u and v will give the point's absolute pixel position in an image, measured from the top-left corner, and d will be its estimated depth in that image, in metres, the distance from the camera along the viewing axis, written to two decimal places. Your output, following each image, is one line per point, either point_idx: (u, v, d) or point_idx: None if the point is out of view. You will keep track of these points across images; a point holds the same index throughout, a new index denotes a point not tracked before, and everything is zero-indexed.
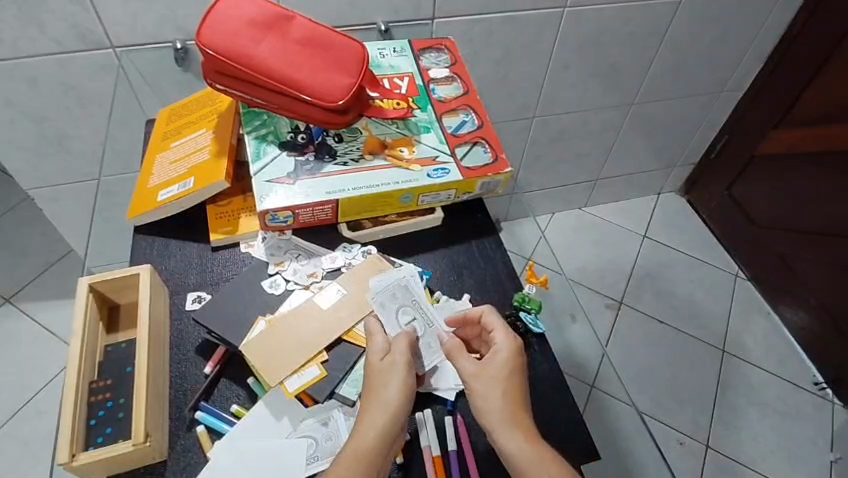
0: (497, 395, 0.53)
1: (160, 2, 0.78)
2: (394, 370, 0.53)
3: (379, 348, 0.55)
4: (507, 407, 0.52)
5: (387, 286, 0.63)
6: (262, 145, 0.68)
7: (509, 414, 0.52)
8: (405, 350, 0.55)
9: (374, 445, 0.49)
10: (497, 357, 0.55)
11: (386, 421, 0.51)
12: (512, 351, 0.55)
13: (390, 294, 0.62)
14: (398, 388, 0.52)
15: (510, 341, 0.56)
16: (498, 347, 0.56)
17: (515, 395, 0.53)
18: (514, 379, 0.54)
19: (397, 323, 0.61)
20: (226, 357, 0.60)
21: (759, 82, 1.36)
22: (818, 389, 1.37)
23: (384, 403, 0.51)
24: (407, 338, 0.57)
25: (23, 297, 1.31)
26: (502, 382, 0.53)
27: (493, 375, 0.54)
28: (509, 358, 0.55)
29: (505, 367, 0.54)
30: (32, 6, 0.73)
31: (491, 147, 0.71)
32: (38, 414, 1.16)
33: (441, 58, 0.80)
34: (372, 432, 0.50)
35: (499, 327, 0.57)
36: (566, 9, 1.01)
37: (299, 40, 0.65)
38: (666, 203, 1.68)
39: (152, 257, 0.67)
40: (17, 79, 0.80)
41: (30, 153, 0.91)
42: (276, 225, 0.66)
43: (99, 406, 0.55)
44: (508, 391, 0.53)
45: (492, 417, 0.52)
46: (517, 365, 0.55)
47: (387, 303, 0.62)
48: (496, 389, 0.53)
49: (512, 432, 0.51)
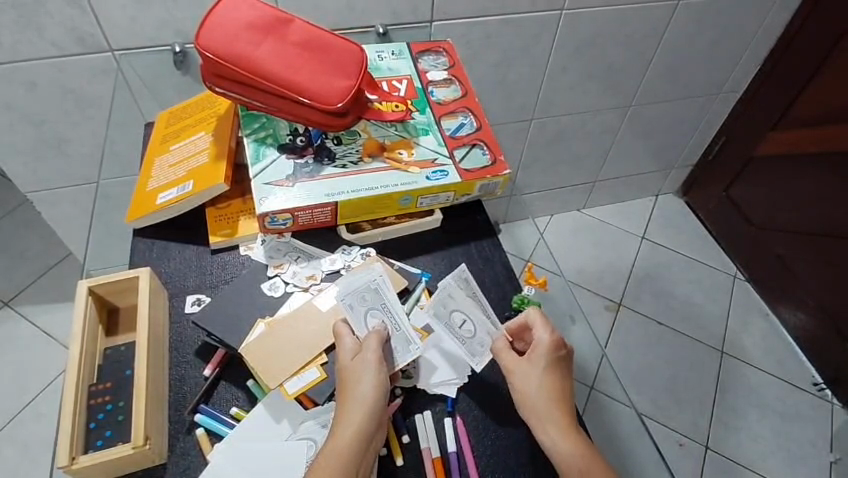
0: (539, 391, 0.55)
1: (159, 5, 0.78)
2: (365, 366, 0.54)
3: (349, 348, 0.56)
4: (549, 402, 0.54)
5: (354, 289, 0.61)
6: (261, 148, 0.68)
7: (549, 409, 0.54)
8: (375, 346, 0.55)
9: (352, 441, 0.50)
10: (540, 355, 0.57)
11: (364, 417, 0.51)
12: (557, 349, 0.57)
13: (358, 295, 0.61)
14: (372, 383, 0.53)
15: (554, 338, 0.58)
16: (537, 344, 0.57)
17: (556, 391, 0.55)
18: (556, 376, 0.56)
19: (366, 324, 0.59)
20: (226, 359, 0.61)
21: (757, 83, 1.36)
22: (818, 389, 1.37)
23: (359, 399, 0.52)
24: (378, 334, 0.57)
25: (23, 300, 1.31)
26: (545, 379, 0.55)
27: (536, 371, 0.56)
28: (551, 356, 0.57)
29: (546, 364, 0.56)
30: (31, 10, 0.73)
31: (490, 149, 0.71)
32: (38, 417, 1.16)
33: (439, 60, 0.80)
34: (348, 430, 0.50)
35: (545, 325, 0.59)
36: (564, 12, 1.01)
37: (297, 43, 0.65)
38: (665, 205, 1.69)
39: (151, 260, 0.67)
40: (16, 83, 0.80)
41: (29, 157, 0.91)
42: (275, 228, 0.66)
43: (98, 409, 0.55)
44: (550, 386, 0.55)
45: (533, 411, 0.54)
46: (560, 362, 0.57)
47: (356, 305, 0.60)
48: (539, 385, 0.55)
49: (553, 425, 0.53)
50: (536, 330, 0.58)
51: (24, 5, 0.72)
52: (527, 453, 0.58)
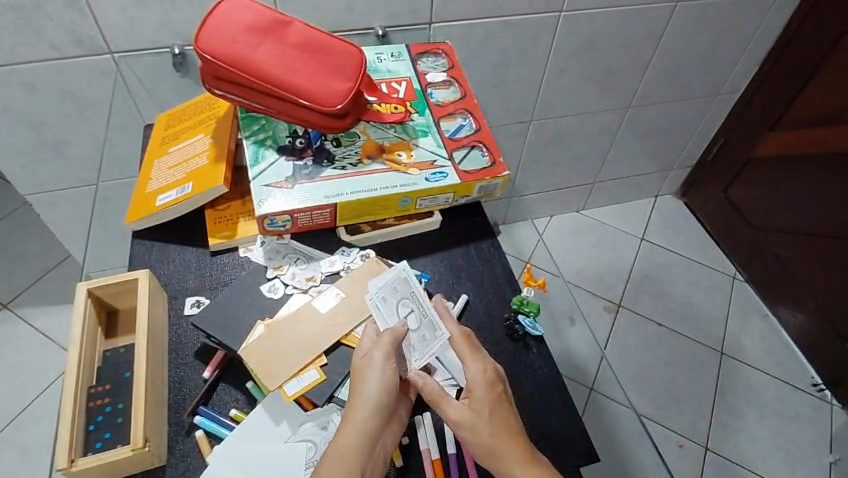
0: (488, 433, 0.51)
1: (158, 7, 0.78)
2: (373, 365, 0.54)
3: (365, 345, 0.56)
4: (498, 437, 0.51)
5: (386, 281, 0.62)
6: (261, 149, 0.68)
7: (502, 444, 0.51)
8: (386, 345, 0.55)
9: (355, 443, 0.50)
10: (477, 390, 0.53)
11: (369, 417, 0.51)
12: (489, 378, 0.54)
13: (391, 288, 0.62)
14: (378, 384, 0.53)
15: (487, 373, 0.54)
16: (472, 384, 0.53)
17: (504, 422, 0.52)
18: (499, 405, 0.53)
19: (397, 315, 0.60)
20: (225, 361, 0.61)
21: (755, 84, 1.36)
22: (817, 390, 1.37)
23: (365, 399, 0.52)
24: (394, 332, 0.56)
25: (21, 303, 1.31)
26: (489, 416, 0.52)
27: (479, 409, 0.52)
28: (489, 386, 0.53)
29: (487, 403, 0.52)
30: (30, 12, 0.73)
31: (489, 150, 0.71)
32: (37, 420, 1.16)
33: (439, 62, 0.80)
34: (353, 432, 0.51)
35: (474, 357, 0.55)
36: (563, 13, 1.02)
37: (296, 45, 0.65)
38: (664, 206, 1.69)
39: (150, 262, 0.67)
40: (15, 85, 0.80)
41: (27, 159, 0.91)
42: (275, 229, 0.66)
43: (97, 411, 0.55)
44: (495, 421, 0.52)
45: (490, 457, 0.51)
46: (498, 390, 0.53)
47: (388, 297, 0.61)
48: (483, 421, 0.52)
49: (508, 457, 0.51)
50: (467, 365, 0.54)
51: (22, 7, 0.72)
52: None
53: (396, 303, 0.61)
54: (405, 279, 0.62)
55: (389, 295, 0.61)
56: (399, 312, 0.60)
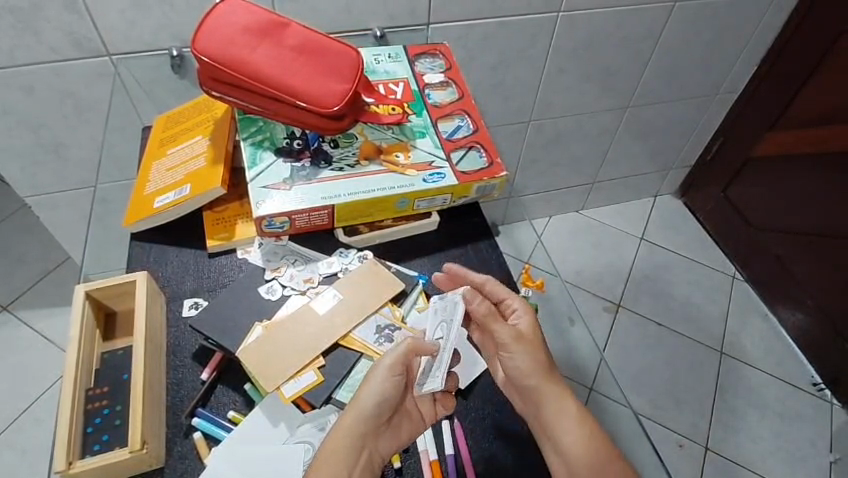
0: (536, 360, 0.56)
1: (157, 9, 0.78)
2: (376, 373, 0.54)
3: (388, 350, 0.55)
4: (545, 366, 0.57)
5: (446, 298, 0.61)
6: (258, 151, 0.68)
7: (549, 373, 0.56)
8: (394, 353, 0.54)
9: (344, 447, 0.51)
10: (523, 323, 0.59)
11: (361, 423, 0.52)
12: (530, 314, 0.60)
13: (438, 303, 0.61)
14: (375, 392, 0.53)
15: (528, 308, 0.60)
16: (520, 314, 0.59)
17: (547, 356, 0.58)
18: (542, 342, 0.59)
19: (431, 332, 0.60)
20: (223, 363, 0.60)
21: (754, 83, 1.36)
22: (817, 390, 1.37)
23: (359, 405, 0.53)
24: (413, 344, 0.54)
25: (21, 305, 1.31)
26: (535, 343, 0.58)
27: (528, 338, 0.58)
28: (534, 321, 0.59)
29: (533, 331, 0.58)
30: (29, 14, 0.73)
31: (487, 151, 0.71)
32: (37, 422, 1.16)
33: (436, 63, 0.81)
34: (343, 434, 0.51)
35: (516, 296, 0.61)
36: (561, 13, 1.02)
37: (293, 47, 0.65)
38: (663, 206, 1.69)
39: (148, 265, 0.67)
40: (14, 87, 0.80)
41: (27, 161, 0.91)
42: (272, 231, 0.66)
43: (95, 413, 0.55)
44: (540, 350, 0.58)
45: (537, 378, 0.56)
46: (538, 327, 0.60)
47: (432, 311, 0.62)
48: (532, 349, 0.57)
49: (552, 387, 0.56)
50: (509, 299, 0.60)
51: (21, 10, 0.73)
52: (523, 455, 0.58)
53: (432, 319, 0.61)
54: (446, 300, 0.61)
55: (433, 309, 0.62)
56: (431, 331, 0.60)
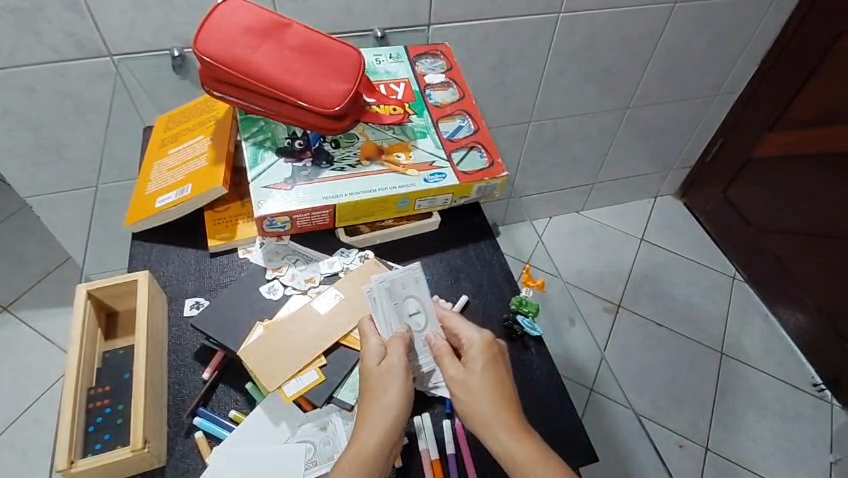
0: (483, 394, 0.52)
1: (158, 9, 0.78)
2: (393, 371, 0.53)
3: (374, 350, 0.56)
4: (491, 399, 0.52)
5: (380, 283, 0.61)
6: (260, 151, 0.68)
7: (498, 413, 0.51)
8: (402, 352, 0.55)
9: (376, 453, 0.49)
10: (473, 352, 0.55)
11: (391, 425, 0.51)
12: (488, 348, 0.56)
13: (387, 289, 0.61)
14: (398, 391, 0.52)
15: (486, 339, 0.56)
16: (473, 348, 0.56)
17: (501, 391, 0.53)
18: (494, 371, 0.54)
19: (391, 322, 0.59)
20: (224, 362, 0.61)
21: (754, 84, 1.36)
22: (818, 390, 1.37)
23: (384, 406, 0.51)
24: (403, 338, 0.57)
25: (21, 305, 1.31)
26: (485, 376, 0.53)
27: (476, 372, 0.54)
28: (487, 349, 0.55)
29: (483, 363, 0.54)
30: (30, 14, 0.73)
31: (488, 151, 0.72)
32: (37, 422, 1.16)
33: (437, 63, 0.81)
34: (373, 438, 0.50)
35: (473, 328, 0.58)
36: (561, 15, 1.02)
37: (294, 47, 0.65)
38: (663, 207, 1.69)
39: (149, 264, 0.67)
40: (14, 87, 0.81)
41: (27, 162, 0.91)
42: (274, 231, 0.66)
43: (97, 412, 0.55)
44: (490, 382, 0.53)
45: (476, 418, 0.52)
46: (494, 356, 0.55)
47: (381, 299, 0.61)
48: (481, 385, 0.53)
49: (499, 425, 0.51)
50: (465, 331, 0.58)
51: (22, 10, 0.73)
52: None
53: (388, 308, 0.60)
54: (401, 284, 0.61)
55: (382, 297, 0.61)
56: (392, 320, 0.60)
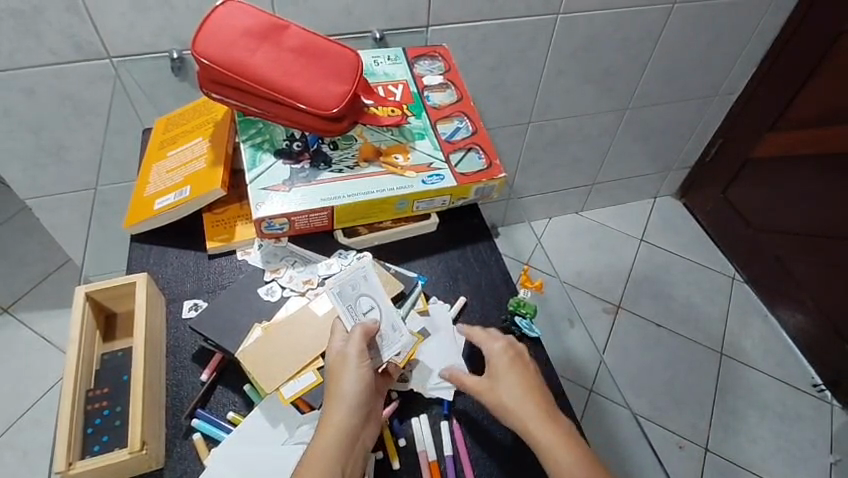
0: (512, 392, 0.55)
1: (157, 11, 0.78)
2: (349, 362, 0.54)
3: (337, 343, 0.56)
4: (526, 400, 0.55)
5: (346, 277, 0.62)
6: (258, 153, 0.68)
7: (529, 408, 0.54)
8: (359, 341, 0.56)
9: (335, 443, 0.50)
10: (497, 359, 0.58)
11: (348, 412, 0.52)
12: (510, 352, 0.59)
13: (352, 283, 0.61)
14: (356, 380, 0.53)
15: (504, 343, 0.59)
16: (493, 354, 0.59)
17: (528, 389, 0.56)
18: (522, 373, 0.57)
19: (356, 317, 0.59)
20: (222, 364, 0.61)
21: (753, 84, 1.36)
22: (817, 391, 1.37)
23: (341, 397, 0.52)
24: (363, 327, 0.57)
25: (21, 307, 1.31)
26: (509, 378, 0.57)
27: (500, 375, 0.57)
28: (506, 349, 0.59)
29: (506, 364, 0.58)
30: (30, 17, 0.74)
31: (486, 153, 0.72)
32: (37, 423, 1.16)
33: (435, 65, 0.81)
34: (332, 429, 0.51)
35: (491, 336, 0.60)
36: (560, 16, 1.02)
37: (293, 49, 0.66)
38: (663, 207, 1.69)
39: (148, 266, 0.67)
40: (14, 90, 0.81)
41: (27, 163, 0.91)
42: (272, 233, 0.66)
43: (96, 414, 0.55)
44: (521, 384, 0.56)
45: (511, 415, 0.54)
46: (520, 361, 0.58)
47: (347, 293, 0.60)
48: (509, 389, 0.56)
49: (538, 425, 0.53)
50: (486, 342, 0.60)
51: (22, 13, 0.73)
52: (523, 457, 0.58)
53: (354, 301, 0.60)
54: (364, 278, 0.62)
55: (347, 290, 0.61)
56: (357, 312, 0.60)
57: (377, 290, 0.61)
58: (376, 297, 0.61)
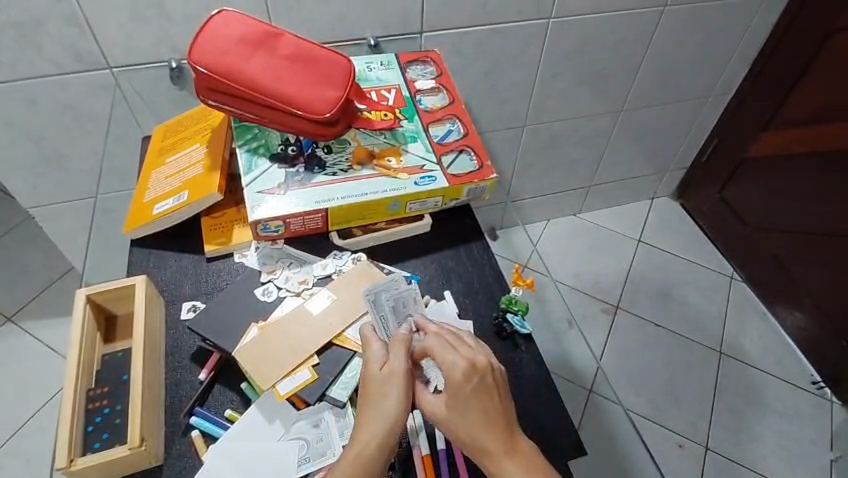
0: (473, 426, 0.52)
1: (155, 22, 0.80)
2: (394, 377, 0.55)
3: (379, 356, 0.56)
4: (488, 436, 0.52)
5: (394, 294, 0.64)
6: (254, 158, 0.70)
7: (493, 442, 0.52)
8: (403, 356, 0.56)
9: (375, 454, 0.51)
10: (456, 383, 0.53)
11: (390, 428, 0.52)
12: (472, 375, 0.54)
13: (400, 301, 0.63)
14: (399, 396, 0.54)
15: (465, 365, 0.54)
16: (452, 378, 0.53)
17: (491, 421, 0.52)
18: (483, 403, 0.53)
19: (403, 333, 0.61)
20: (220, 364, 0.62)
21: (747, 85, 1.38)
22: (817, 388, 1.37)
23: (385, 411, 0.53)
24: (405, 341, 0.57)
25: (24, 315, 1.33)
26: (469, 408, 0.53)
27: (460, 402, 0.53)
28: (467, 374, 0.53)
29: (466, 393, 0.53)
30: (31, 29, 0.76)
31: (477, 154, 0.73)
32: (40, 430, 1.17)
33: (427, 70, 0.82)
34: (374, 441, 0.52)
35: (449, 354, 0.55)
36: (551, 20, 1.04)
37: (287, 56, 0.67)
38: (660, 208, 1.70)
39: (148, 269, 0.68)
40: (17, 100, 0.83)
41: (29, 172, 0.93)
42: (268, 235, 0.68)
43: (96, 413, 0.57)
44: (482, 415, 0.52)
45: (474, 448, 0.52)
46: (480, 387, 0.53)
47: (396, 310, 0.63)
48: (472, 422, 0.52)
49: (502, 461, 0.51)
50: (445, 360, 0.54)
51: (23, 24, 0.75)
52: None
53: (404, 317, 0.62)
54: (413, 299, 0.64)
55: (397, 308, 0.63)
56: (405, 327, 0.61)
57: (426, 313, 0.63)
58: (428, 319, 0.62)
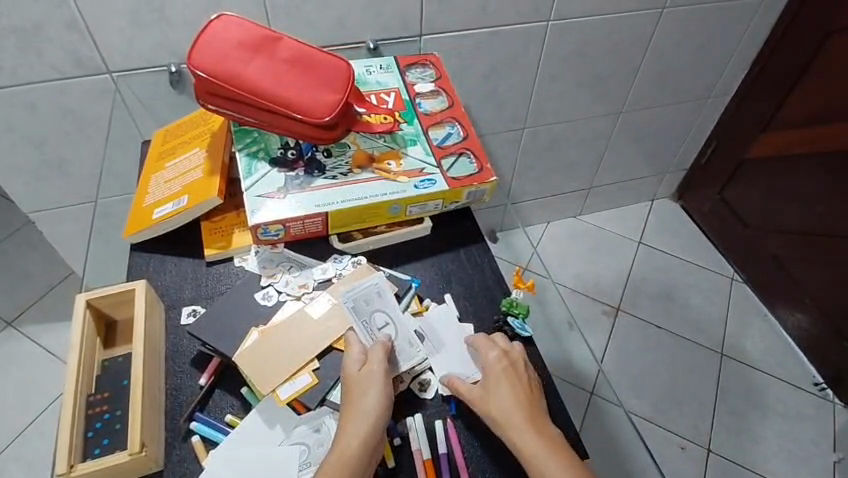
0: (505, 402, 0.57)
1: (154, 26, 0.80)
2: (374, 378, 0.56)
3: (357, 358, 0.57)
4: (515, 412, 0.56)
5: (358, 291, 0.64)
6: (254, 162, 0.70)
7: (520, 419, 0.56)
8: (382, 358, 0.57)
9: (357, 453, 0.51)
10: (492, 366, 0.59)
11: (368, 426, 0.53)
12: (505, 359, 0.60)
13: (364, 298, 0.64)
14: (379, 395, 0.54)
15: (500, 353, 0.60)
16: (489, 361, 0.60)
17: (521, 400, 0.57)
18: (515, 384, 0.58)
19: (371, 332, 0.62)
20: (220, 368, 0.62)
21: (746, 85, 1.38)
22: (819, 389, 1.37)
23: (365, 410, 0.54)
24: (384, 345, 0.59)
25: (24, 320, 1.33)
26: (501, 386, 0.58)
27: (495, 382, 0.58)
28: (502, 359, 0.60)
29: (501, 374, 0.59)
30: (31, 35, 0.76)
31: (477, 157, 0.73)
32: (40, 435, 1.17)
33: (427, 73, 0.83)
34: (355, 440, 0.52)
35: (488, 343, 0.62)
36: (551, 22, 1.04)
37: (286, 60, 0.67)
38: (660, 210, 1.70)
39: (148, 273, 0.68)
40: (17, 105, 0.83)
41: (29, 177, 0.93)
42: (268, 239, 0.68)
43: (96, 418, 0.56)
44: (513, 394, 0.57)
45: (502, 423, 0.56)
46: (513, 371, 0.59)
47: (361, 308, 0.63)
48: (503, 399, 0.57)
49: (527, 436, 0.55)
50: (483, 348, 0.61)
51: (23, 30, 0.75)
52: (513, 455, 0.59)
53: (370, 315, 0.63)
54: (377, 294, 0.64)
55: (361, 305, 0.63)
56: (373, 325, 0.62)
57: (389, 307, 0.64)
58: (392, 313, 0.63)
